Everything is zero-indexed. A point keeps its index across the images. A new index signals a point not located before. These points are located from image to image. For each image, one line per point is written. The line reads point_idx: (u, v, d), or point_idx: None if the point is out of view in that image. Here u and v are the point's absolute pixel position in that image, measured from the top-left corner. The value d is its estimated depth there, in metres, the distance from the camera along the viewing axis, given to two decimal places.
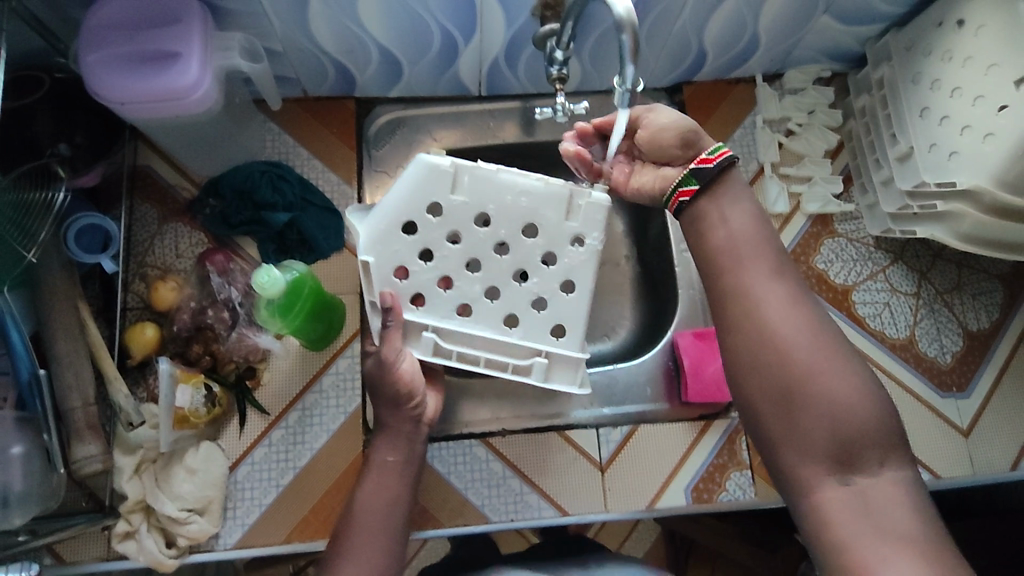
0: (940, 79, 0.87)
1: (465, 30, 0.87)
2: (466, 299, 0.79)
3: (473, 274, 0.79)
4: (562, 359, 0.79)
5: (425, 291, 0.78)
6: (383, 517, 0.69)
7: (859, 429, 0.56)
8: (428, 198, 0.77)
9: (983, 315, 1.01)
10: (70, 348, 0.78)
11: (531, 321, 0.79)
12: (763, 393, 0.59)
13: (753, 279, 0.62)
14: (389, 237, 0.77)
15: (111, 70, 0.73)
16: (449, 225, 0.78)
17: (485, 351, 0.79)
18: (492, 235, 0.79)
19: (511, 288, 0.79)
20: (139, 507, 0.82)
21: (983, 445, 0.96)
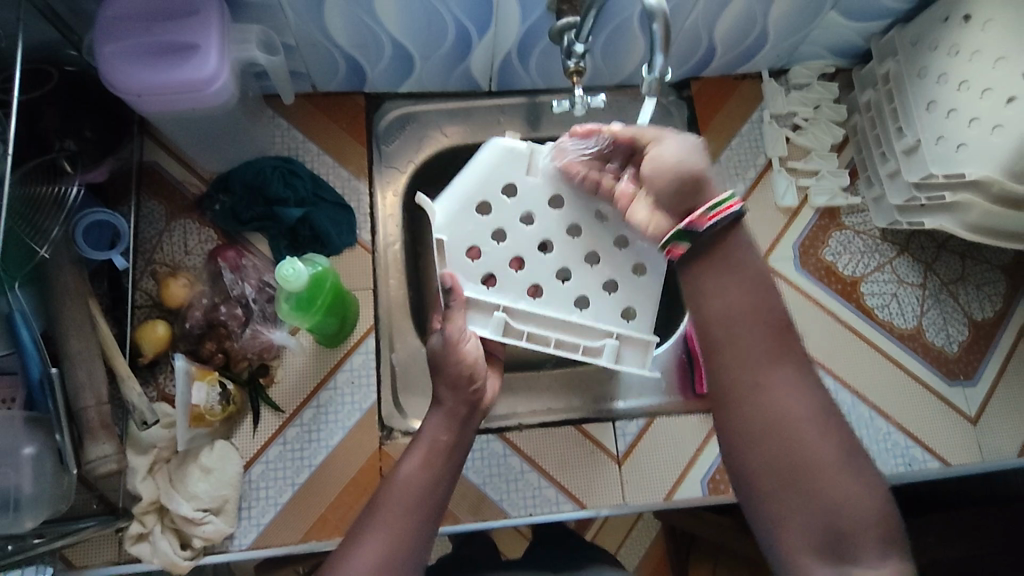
0: (946, 73, 0.89)
1: (480, 24, 0.87)
2: (538, 279, 0.82)
3: (545, 256, 0.82)
4: (633, 339, 0.82)
5: (498, 272, 0.81)
6: (422, 493, 0.63)
7: (856, 522, 0.55)
8: (505, 178, 0.81)
9: (987, 304, 1.03)
10: (82, 347, 0.76)
11: (602, 304, 0.82)
12: (765, 473, 0.58)
13: (758, 358, 0.60)
14: (463, 215, 0.80)
15: (128, 61, 0.71)
16: (522, 206, 0.82)
17: (554, 332, 0.81)
18: (565, 214, 0.82)
19: (582, 270, 0.82)
20: (153, 508, 0.80)
21: (990, 432, 0.98)
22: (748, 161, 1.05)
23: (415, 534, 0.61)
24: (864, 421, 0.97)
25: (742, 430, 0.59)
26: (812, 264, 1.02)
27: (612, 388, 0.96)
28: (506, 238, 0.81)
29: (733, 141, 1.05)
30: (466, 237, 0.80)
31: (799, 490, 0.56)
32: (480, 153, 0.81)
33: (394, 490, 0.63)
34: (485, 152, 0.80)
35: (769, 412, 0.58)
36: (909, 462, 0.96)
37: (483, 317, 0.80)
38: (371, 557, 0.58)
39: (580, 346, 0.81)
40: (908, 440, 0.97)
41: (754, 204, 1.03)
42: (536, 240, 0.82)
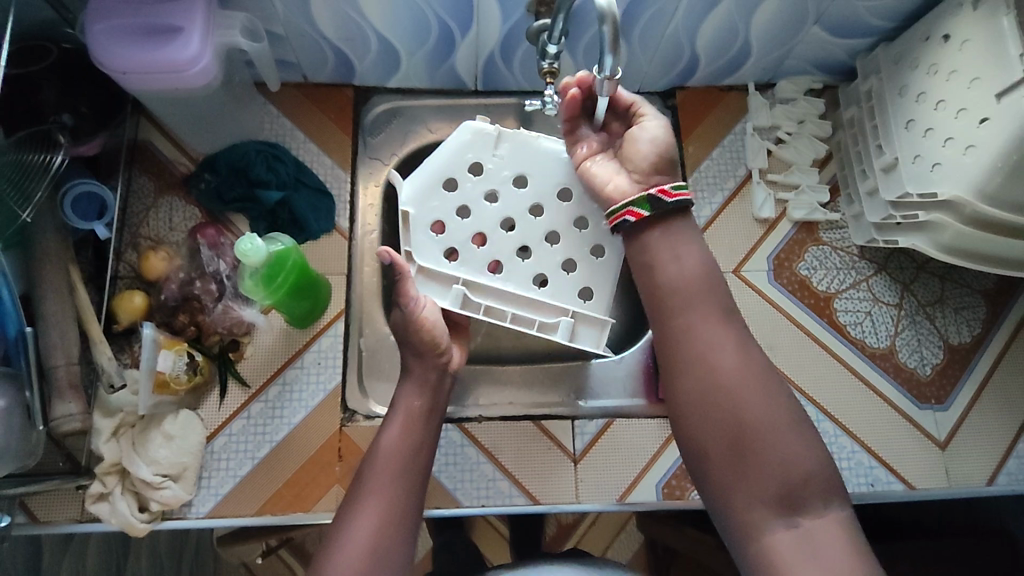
0: (925, 92, 0.89)
1: (462, 22, 0.90)
2: (498, 256, 0.88)
3: (508, 234, 0.88)
4: (588, 317, 0.86)
5: (460, 247, 0.88)
6: (406, 459, 0.71)
7: (805, 476, 0.62)
8: (471, 157, 0.88)
9: (965, 329, 1.02)
10: (58, 309, 0.81)
11: (559, 281, 0.88)
12: (716, 439, 0.65)
13: (710, 334, 0.68)
14: (431, 194, 0.87)
15: (117, 40, 0.76)
16: (487, 184, 0.88)
17: (512, 307, 0.87)
18: (528, 194, 0.88)
19: (542, 248, 0.88)
20: (115, 469, 0.82)
21: (959, 459, 0.96)
22: (727, 172, 1.06)
23: (405, 497, 0.69)
24: (827, 438, 0.95)
25: (694, 402, 0.66)
26: (786, 278, 1.02)
27: (576, 387, 0.97)
28: (470, 215, 0.88)
29: (714, 151, 1.07)
30: (434, 212, 0.87)
31: (751, 451, 0.63)
32: (453, 136, 0.88)
33: (380, 458, 0.71)
34: (454, 135, 0.88)
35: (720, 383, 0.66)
36: (872, 482, 0.94)
37: (443, 289, 0.86)
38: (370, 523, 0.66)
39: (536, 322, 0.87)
40: (872, 460, 0.95)
41: (730, 214, 1.04)
42: (497, 218, 0.88)
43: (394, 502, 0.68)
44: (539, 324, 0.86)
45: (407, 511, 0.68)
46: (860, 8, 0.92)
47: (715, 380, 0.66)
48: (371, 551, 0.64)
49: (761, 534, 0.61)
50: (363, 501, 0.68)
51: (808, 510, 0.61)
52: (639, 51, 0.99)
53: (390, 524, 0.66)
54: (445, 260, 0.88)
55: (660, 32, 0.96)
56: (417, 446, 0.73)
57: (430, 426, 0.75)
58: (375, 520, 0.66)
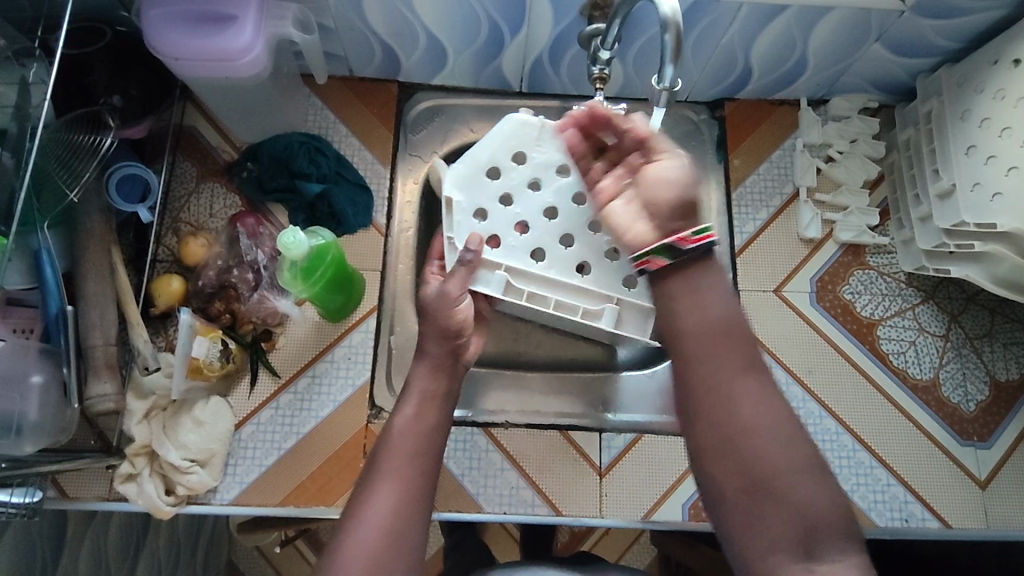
0: (989, 118, 0.86)
1: (512, 23, 0.89)
2: (541, 244, 0.86)
3: (550, 221, 0.87)
4: (632, 305, 0.85)
5: (502, 233, 0.86)
6: (419, 444, 0.68)
7: (824, 524, 0.57)
8: (518, 146, 0.88)
9: (1014, 365, 0.98)
10: (98, 289, 0.82)
11: (605, 270, 0.87)
12: (732, 480, 0.59)
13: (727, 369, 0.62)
14: (476, 180, 0.86)
15: (172, 26, 0.77)
16: (531, 172, 0.87)
17: (555, 294, 0.85)
18: (570, 182, 0.87)
19: (585, 237, 0.87)
20: (144, 451, 0.83)
21: (1000, 500, 0.92)
22: (775, 189, 1.03)
23: (421, 481, 0.65)
24: (862, 469, 0.93)
25: (709, 439, 0.61)
26: (828, 301, 0.99)
27: (605, 399, 0.96)
28: (513, 203, 0.87)
29: (762, 166, 1.04)
30: (477, 199, 0.86)
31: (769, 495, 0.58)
32: (498, 127, 0.88)
33: (393, 444, 0.67)
34: (502, 125, 0.88)
35: (739, 425, 0.60)
36: (906, 517, 0.91)
37: (486, 275, 0.84)
38: (382, 513, 0.63)
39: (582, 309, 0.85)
40: (907, 494, 0.92)
41: (773, 232, 1.01)
42: (543, 204, 0.87)
43: (409, 485, 0.65)
44: (583, 311, 0.85)
45: (425, 496, 0.65)
46: (926, 27, 0.89)
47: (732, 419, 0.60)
48: (387, 538, 0.62)
49: None
50: (377, 483, 0.65)
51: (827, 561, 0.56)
52: (690, 60, 0.97)
53: (406, 508, 0.64)
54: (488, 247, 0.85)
55: (713, 43, 0.94)
56: (436, 428, 0.70)
57: (444, 410, 0.72)
58: (390, 506, 0.63)
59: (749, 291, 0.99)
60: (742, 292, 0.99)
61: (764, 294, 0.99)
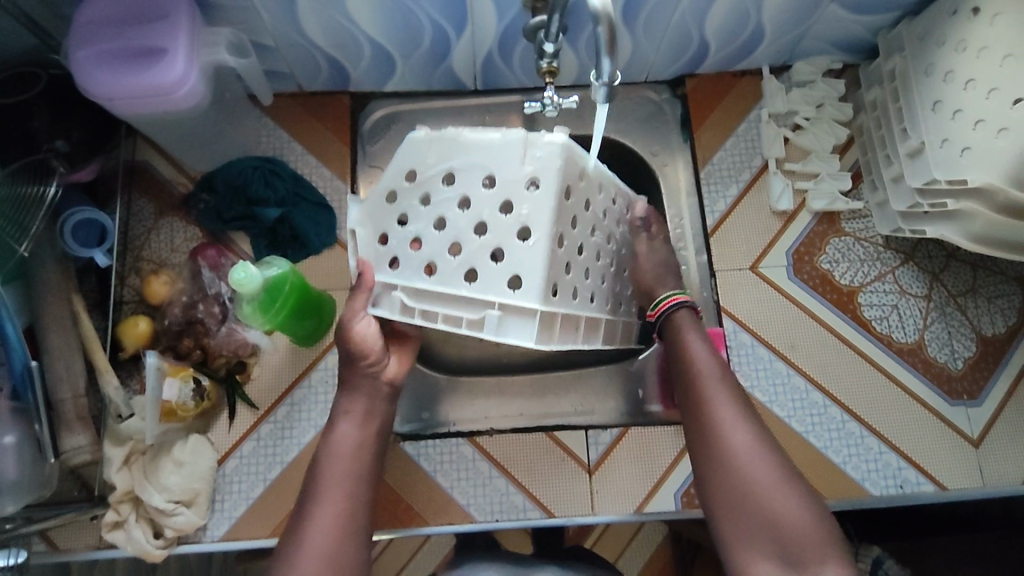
0: (953, 71, 0.83)
1: (456, 24, 0.87)
2: (432, 258, 0.69)
3: (438, 232, 0.68)
4: (514, 308, 0.66)
5: (398, 255, 0.70)
6: (352, 463, 0.71)
7: (802, 533, 0.64)
8: (401, 163, 0.70)
9: (999, 319, 0.96)
10: (61, 341, 0.80)
11: (489, 274, 0.67)
12: (721, 496, 0.69)
13: (717, 390, 0.73)
14: (370, 208, 0.72)
15: (100, 65, 0.74)
16: (417, 187, 0.69)
17: (443, 308, 0.69)
18: (451, 188, 0.67)
19: (468, 240, 0.67)
20: (127, 497, 0.82)
21: (995, 456, 0.91)
22: (742, 163, 1.01)
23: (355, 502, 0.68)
24: (853, 439, 0.92)
25: (701, 453, 0.71)
26: (806, 272, 0.97)
27: (589, 397, 0.95)
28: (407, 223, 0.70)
29: (728, 142, 1.02)
30: (368, 229, 0.72)
31: (748, 502, 0.67)
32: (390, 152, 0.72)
33: (326, 465, 0.70)
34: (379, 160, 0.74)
35: (724, 451, 0.69)
36: (901, 484, 0.90)
37: (382, 297, 0.72)
38: (325, 529, 0.65)
39: (465, 321, 0.68)
40: (900, 461, 0.91)
41: (746, 207, 0.99)
42: (429, 219, 0.68)
43: (345, 507, 0.68)
44: (467, 321, 0.68)
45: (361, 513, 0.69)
46: None
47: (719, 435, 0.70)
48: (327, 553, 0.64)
49: None
50: (317, 502, 0.68)
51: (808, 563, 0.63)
52: (645, 41, 0.95)
53: (346, 528, 0.66)
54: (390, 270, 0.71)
55: (664, 22, 0.91)
56: (361, 448, 0.72)
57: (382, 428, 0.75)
58: (331, 524, 0.66)
59: (726, 271, 0.97)
60: (718, 273, 0.97)
61: (740, 272, 0.97)
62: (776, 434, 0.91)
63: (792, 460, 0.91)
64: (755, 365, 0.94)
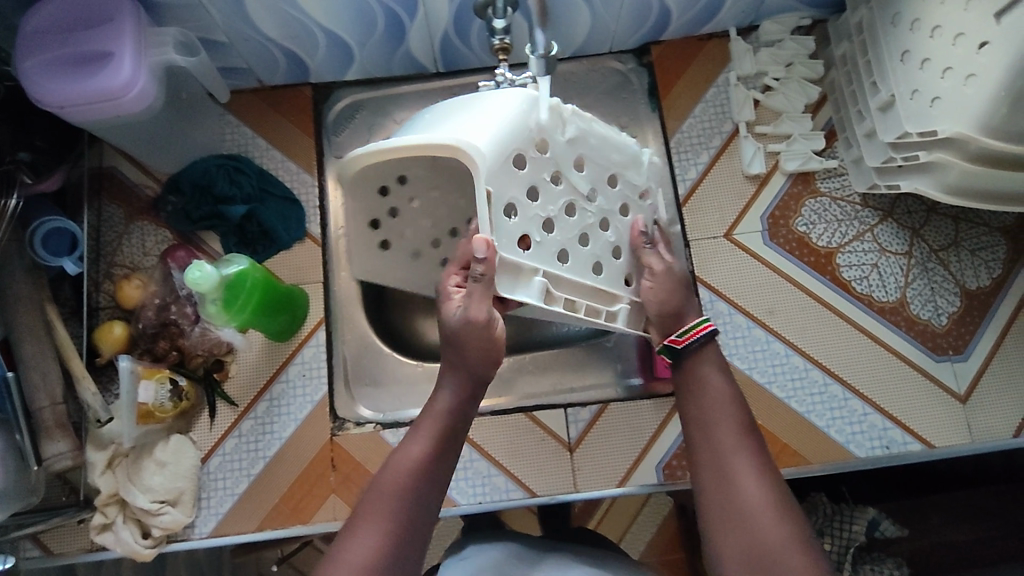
0: (919, 19, 0.80)
1: (407, 7, 0.85)
2: (566, 244, 0.75)
3: (571, 219, 0.75)
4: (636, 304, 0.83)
5: (533, 233, 0.72)
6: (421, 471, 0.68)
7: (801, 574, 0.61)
8: (538, 131, 0.71)
9: (983, 272, 0.94)
10: (36, 351, 0.81)
11: (612, 269, 0.80)
12: (727, 527, 0.66)
13: (724, 410, 0.73)
14: (502, 169, 0.68)
15: (48, 74, 0.74)
16: (553, 163, 0.73)
17: (585, 299, 0.77)
18: (588, 176, 0.76)
19: (598, 236, 0.78)
20: (114, 500, 0.84)
21: (983, 412, 0.90)
22: (712, 128, 0.99)
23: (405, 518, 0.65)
24: (836, 403, 0.90)
25: (711, 485, 0.69)
26: (782, 236, 0.95)
27: (566, 376, 0.95)
28: (539, 197, 0.72)
29: (697, 108, 1.00)
30: (500, 194, 0.68)
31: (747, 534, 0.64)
32: (515, 104, 0.70)
33: (390, 468, 0.68)
34: (489, 116, 0.69)
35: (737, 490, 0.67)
36: (887, 445, 0.89)
37: (527, 281, 0.72)
38: (370, 539, 0.63)
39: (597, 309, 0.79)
40: (885, 421, 0.90)
41: (718, 174, 0.98)
42: (564, 202, 0.74)
43: (401, 511, 0.65)
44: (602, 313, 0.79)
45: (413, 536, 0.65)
46: None
47: (724, 463, 0.69)
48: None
49: None
50: (364, 516, 0.65)
51: None
52: (603, 12, 0.93)
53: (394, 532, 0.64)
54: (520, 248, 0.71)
55: None
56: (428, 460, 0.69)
57: (456, 439, 0.72)
58: (374, 546, 0.63)
59: (700, 240, 0.96)
60: (693, 243, 0.96)
61: (715, 241, 0.96)
62: (757, 401, 0.91)
63: (774, 426, 0.90)
64: (733, 334, 0.93)
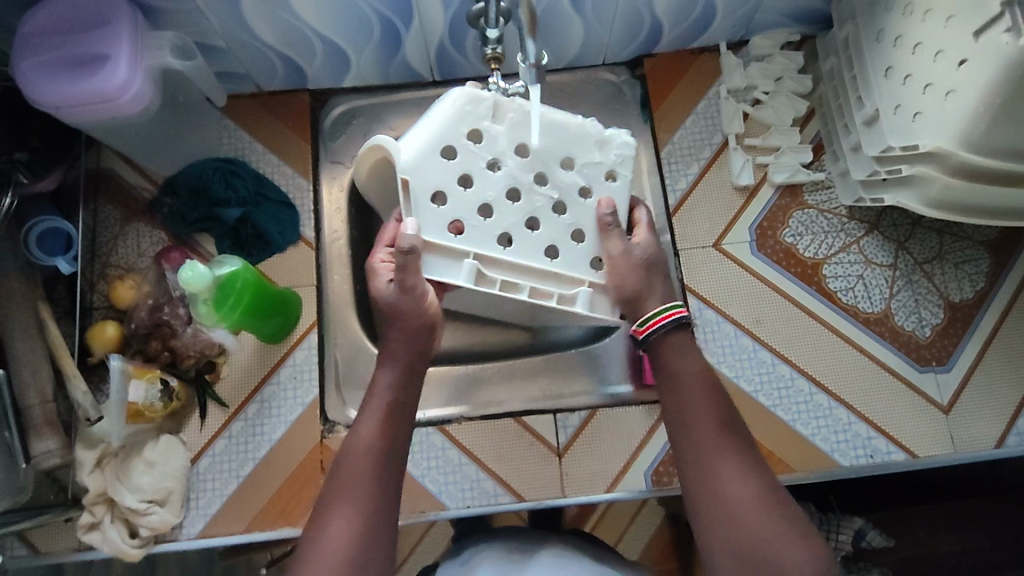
0: (902, 36, 0.82)
1: (402, 15, 0.87)
2: (508, 228, 0.77)
3: (514, 204, 0.78)
4: (602, 288, 0.79)
5: (464, 217, 0.76)
6: (375, 457, 0.71)
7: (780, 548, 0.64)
8: (467, 124, 0.77)
9: (967, 285, 0.96)
10: (27, 348, 0.81)
11: (570, 252, 0.79)
12: (707, 511, 0.68)
13: (694, 388, 0.74)
14: (427, 161, 0.76)
15: (47, 74, 0.75)
16: (488, 153, 0.77)
17: (529, 280, 0.78)
18: (534, 161, 0.79)
19: (551, 219, 0.78)
20: (102, 499, 0.84)
21: (966, 422, 0.91)
22: (703, 140, 1.01)
23: (375, 499, 0.68)
24: (822, 411, 0.92)
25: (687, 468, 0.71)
26: (770, 247, 0.97)
27: (553, 383, 0.94)
28: (474, 184, 0.77)
29: (688, 120, 1.01)
30: (425, 185, 0.76)
31: (731, 526, 0.66)
32: (443, 103, 0.77)
33: (349, 458, 0.71)
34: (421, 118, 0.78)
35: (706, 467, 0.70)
36: (871, 454, 0.90)
37: (454, 265, 0.76)
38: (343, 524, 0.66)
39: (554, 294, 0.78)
40: (869, 430, 0.91)
41: (707, 185, 0.99)
42: (502, 186, 0.78)
43: (365, 501, 0.68)
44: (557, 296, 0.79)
45: (386, 511, 0.69)
46: None
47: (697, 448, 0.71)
48: (345, 558, 0.64)
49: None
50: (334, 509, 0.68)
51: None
52: (596, 24, 0.94)
53: (365, 518, 0.67)
54: (449, 233, 0.76)
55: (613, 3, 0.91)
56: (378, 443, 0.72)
57: (403, 418, 0.75)
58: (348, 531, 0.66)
59: (689, 249, 0.97)
60: (682, 252, 0.97)
61: (704, 250, 0.97)
62: (744, 410, 0.92)
63: (760, 434, 0.91)
64: (721, 342, 0.94)
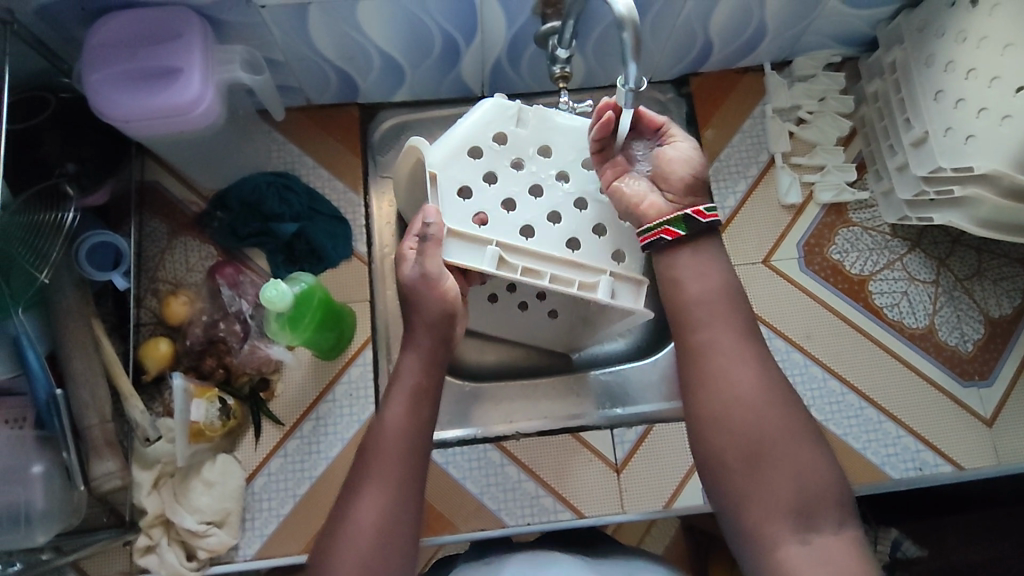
0: (954, 61, 0.85)
1: (466, 31, 0.87)
2: (530, 222, 0.81)
3: (536, 200, 0.82)
4: (624, 274, 0.79)
5: (488, 210, 0.80)
6: (406, 439, 0.66)
7: (823, 489, 0.61)
8: (493, 129, 0.82)
9: (1005, 301, 0.99)
10: (85, 367, 0.79)
11: (592, 245, 0.81)
12: (733, 447, 0.64)
13: (717, 314, 0.69)
14: (456, 160, 0.80)
15: (117, 86, 0.74)
16: (512, 154, 0.82)
17: (551, 266, 0.78)
18: (555, 161, 0.83)
19: (572, 215, 0.82)
20: (158, 521, 0.83)
21: (1009, 435, 0.94)
22: (750, 158, 1.02)
23: (404, 479, 0.64)
24: (872, 425, 0.93)
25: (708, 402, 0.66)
26: (817, 263, 0.99)
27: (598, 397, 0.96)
28: (498, 181, 0.82)
29: (735, 138, 1.03)
30: (453, 180, 0.80)
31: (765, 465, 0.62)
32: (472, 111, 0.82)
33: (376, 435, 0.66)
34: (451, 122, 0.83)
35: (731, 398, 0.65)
36: (920, 466, 0.92)
37: (476, 249, 0.77)
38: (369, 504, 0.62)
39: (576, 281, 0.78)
40: (918, 444, 0.93)
41: (755, 202, 1.01)
42: (526, 183, 0.82)
43: (396, 483, 0.64)
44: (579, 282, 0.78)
45: (411, 489, 0.64)
46: None
47: (723, 379, 0.66)
48: (376, 537, 0.61)
49: (775, 547, 0.60)
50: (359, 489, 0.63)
51: (822, 527, 0.60)
52: (651, 44, 0.96)
53: (395, 501, 0.63)
54: (475, 224, 0.80)
55: (670, 24, 0.92)
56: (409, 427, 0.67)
57: (432, 403, 0.70)
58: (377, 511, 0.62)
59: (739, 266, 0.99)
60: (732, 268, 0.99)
61: (753, 267, 0.99)
62: None
63: None
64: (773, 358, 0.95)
